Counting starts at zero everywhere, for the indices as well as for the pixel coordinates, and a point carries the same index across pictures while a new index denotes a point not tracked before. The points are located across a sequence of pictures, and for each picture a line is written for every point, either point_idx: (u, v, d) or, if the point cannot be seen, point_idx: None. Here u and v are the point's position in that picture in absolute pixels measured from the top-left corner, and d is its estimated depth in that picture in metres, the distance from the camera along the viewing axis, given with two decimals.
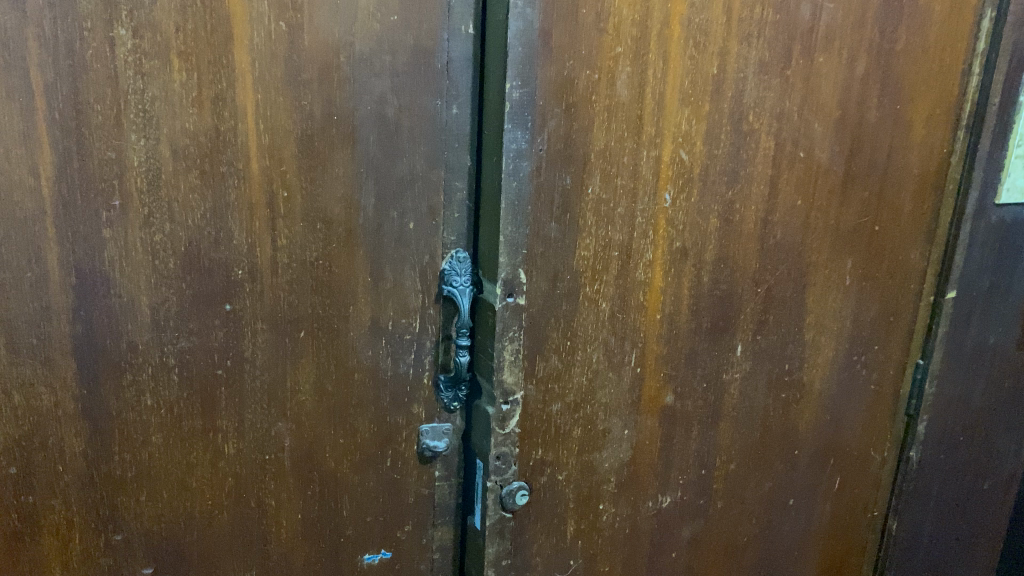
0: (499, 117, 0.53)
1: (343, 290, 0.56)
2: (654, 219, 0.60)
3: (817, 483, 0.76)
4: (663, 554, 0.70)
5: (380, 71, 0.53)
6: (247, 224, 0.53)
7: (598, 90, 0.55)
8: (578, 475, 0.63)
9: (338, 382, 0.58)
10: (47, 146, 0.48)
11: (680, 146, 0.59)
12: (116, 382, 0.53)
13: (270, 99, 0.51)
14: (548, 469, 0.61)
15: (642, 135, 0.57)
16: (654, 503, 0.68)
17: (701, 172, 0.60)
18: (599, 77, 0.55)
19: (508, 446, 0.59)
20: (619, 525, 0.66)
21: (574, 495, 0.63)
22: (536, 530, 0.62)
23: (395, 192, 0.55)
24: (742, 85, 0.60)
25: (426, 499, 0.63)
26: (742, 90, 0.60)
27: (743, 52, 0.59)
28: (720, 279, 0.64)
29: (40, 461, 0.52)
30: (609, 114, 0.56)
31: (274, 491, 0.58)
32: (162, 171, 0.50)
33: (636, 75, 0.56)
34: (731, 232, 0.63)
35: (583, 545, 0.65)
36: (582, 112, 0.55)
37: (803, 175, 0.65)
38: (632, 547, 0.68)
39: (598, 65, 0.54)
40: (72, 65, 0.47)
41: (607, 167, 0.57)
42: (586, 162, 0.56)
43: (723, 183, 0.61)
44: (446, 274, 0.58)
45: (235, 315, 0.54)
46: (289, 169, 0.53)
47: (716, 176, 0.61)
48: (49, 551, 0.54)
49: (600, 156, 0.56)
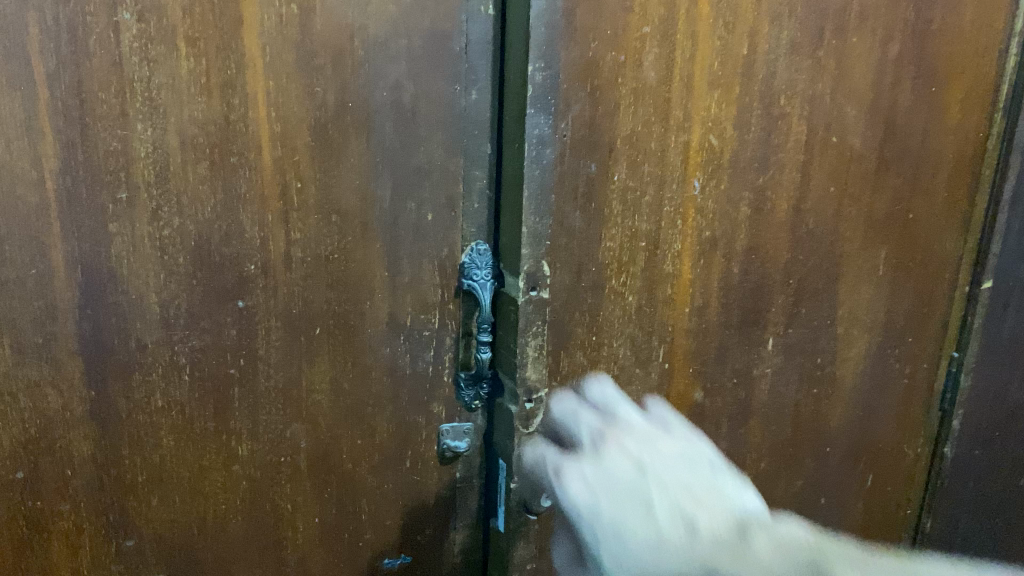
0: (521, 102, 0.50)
1: (359, 285, 0.54)
2: (682, 208, 0.57)
3: (848, 480, 0.74)
4: None
5: (395, 56, 0.50)
6: (259, 217, 0.51)
7: (623, 72, 0.52)
8: None
9: (355, 380, 0.55)
10: (49, 137, 0.46)
11: (709, 131, 0.56)
12: (125, 382, 0.51)
13: (281, 85, 0.49)
14: None
15: (670, 119, 0.55)
16: None
17: (731, 159, 0.58)
18: (625, 59, 0.52)
19: None
20: None
21: None
22: None
23: (412, 183, 0.53)
24: (774, 67, 0.57)
25: (447, 501, 0.61)
26: (773, 72, 0.57)
27: (775, 32, 0.56)
28: (750, 270, 0.61)
29: (48, 466, 0.50)
30: (635, 97, 0.53)
31: (290, 494, 0.56)
32: (170, 162, 0.48)
33: (663, 57, 0.53)
34: (762, 221, 0.61)
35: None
36: (607, 95, 0.52)
37: (836, 161, 0.62)
38: None
39: (623, 46, 0.51)
40: (75, 51, 0.45)
41: (633, 153, 0.54)
42: (612, 149, 0.53)
43: (754, 169, 0.59)
44: (466, 267, 0.56)
45: (248, 312, 0.52)
46: (302, 160, 0.50)
47: (746, 162, 0.58)
48: (59, 558, 0.52)
49: (626, 142, 0.54)
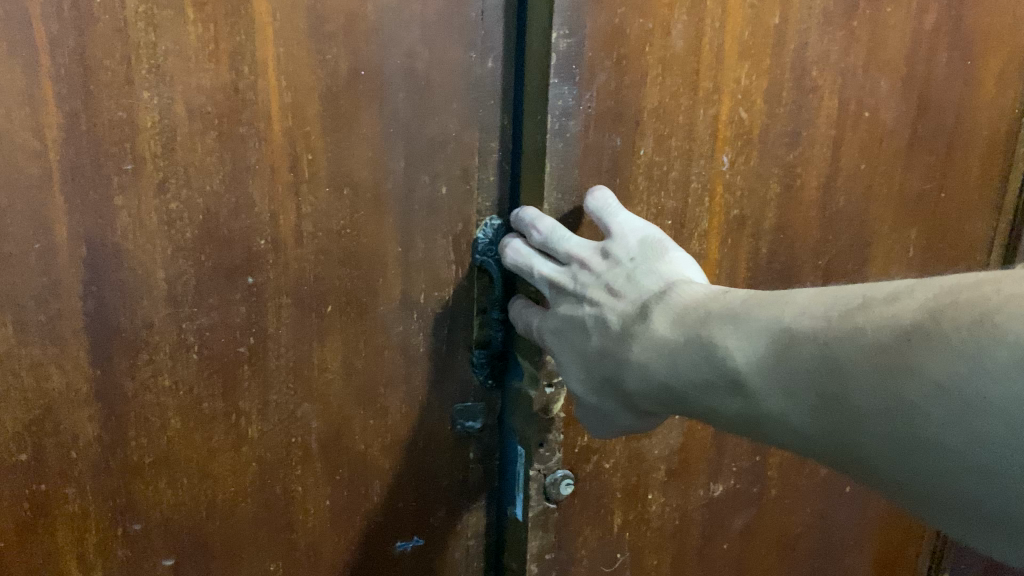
0: (543, 71, 0.48)
1: (372, 261, 0.52)
2: (711, 185, 0.55)
3: None
4: (714, 545, 0.66)
5: (410, 22, 0.48)
6: (269, 191, 0.49)
7: (652, 40, 0.50)
8: (625, 463, 0.59)
9: (367, 359, 0.54)
10: (52, 106, 0.44)
11: (739, 104, 0.54)
12: (132, 361, 0.49)
13: (291, 52, 0.47)
14: (594, 456, 0.58)
15: (699, 91, 0.52)
16: (705, 492, 0.64)
17: (761, 134, 0.56)
18: (653, 26, 0.49)
19: (553, 433, 0.55)
20: (668, 515, 0.63)
21: (622, 484, 0.60)
22: (581, 521, 0.59)
23: (426, 155, 0.51)
24: (805, 38, 0.54)
25: (460, 484, 0.59)
26: (805, 42, 0.54)
27: (809, 0, 0.53)
28: (777, 251, 0.60)
29: (52, 448, 0.49)
30: (663, 66, 0.51)
31: (300, 476, 0.55)
32: (176, 133, 0.46)
33: (692, 24, 0.50)
34: (791, 200, 0.59)
35: (630, 537, 0.62)
36: (633, 64, 0.50)
37: (868, 137, 0.60)
38: (681, 538, 0.64)
39: (652, 13, 0.49)
40: (77, 16, 0.43)
41: (661, 127, 0.52)
42: (639, 121, 0.51)
43: (784, 145, 0.57)
44: (480, 244, 0.54)
45: (257, 289, 0.50)
46: (313, 131, 0.49)
47: (777, 138, 0.56)
48: (65, 544, 0.51)
49: (654, 114, 0.52)
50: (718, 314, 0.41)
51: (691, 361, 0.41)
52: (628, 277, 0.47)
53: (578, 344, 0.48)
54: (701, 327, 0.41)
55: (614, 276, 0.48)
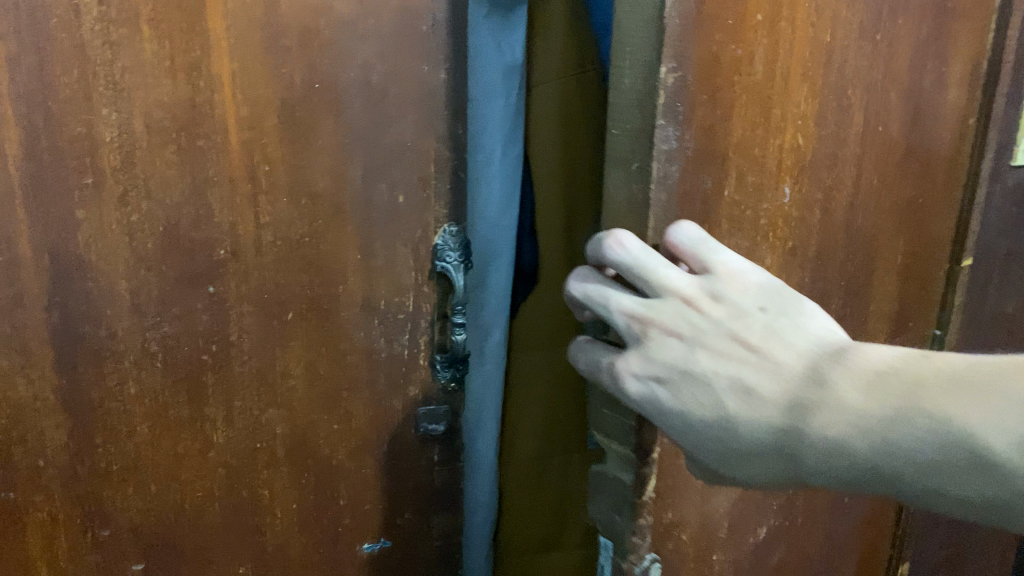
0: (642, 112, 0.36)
1: (332, 269, 0.53)
2: (772, 221, 0.46)
3: None
4: None
5: (363, 35, 0.50)
6: (228, 201, 0.50)
7: (740, 69, 0.40)
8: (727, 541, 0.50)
9: (330, 365, 0.55)
10: (13, 123, 0.45)
11: (798, 131, 0.46)
12: (98, 370, 0.50)
13: (247, 67, 0.48)
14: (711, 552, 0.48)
15: (770, 119, 0.43)
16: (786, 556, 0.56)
17: (813, 157, 0.48)
18: (741, 53, 0.39)
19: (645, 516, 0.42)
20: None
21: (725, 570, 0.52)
22: None
23: (383, 163, 0.52)
24: (845, 56, 0.47)
25: (426, 484, 0.61)
26: (844, 61, 0.47)
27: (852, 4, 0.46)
28: (819, 278, 0.52)
29: (21, 457, 0.50)
30: (746, 95, 0.41)
31: (267, 480, 0.56)
32: (137, 146, 0.48)
33: (771, 48, 0.41)
34: (828, 226, 0.52)
35: None
36: (726, 95, 0.39)
37: (882, 152, 0.55)
38: None
39: (741, 38, 0.39)
40: (35, 35, 0.44)
41: (743, 163, 0.42)
42: (726, 158, 0.41)
43: (825, 167, 0.49)
44: (439, 249, 0.55)
45: (219, 297, 0.52)
46: (270, 142, 0.50)
47: (822, 160, 0.49)
48: (34, 550, 0.52)
49: (739, 149, 0.42)
50: (942, 378, 0.29)
51: (913, 440, 0.29)
52: (770, 329, 0.34)
53: (712, 413, 0.33)
54: (915, 402, 0.29)
55: (744, 326, 0.34)
